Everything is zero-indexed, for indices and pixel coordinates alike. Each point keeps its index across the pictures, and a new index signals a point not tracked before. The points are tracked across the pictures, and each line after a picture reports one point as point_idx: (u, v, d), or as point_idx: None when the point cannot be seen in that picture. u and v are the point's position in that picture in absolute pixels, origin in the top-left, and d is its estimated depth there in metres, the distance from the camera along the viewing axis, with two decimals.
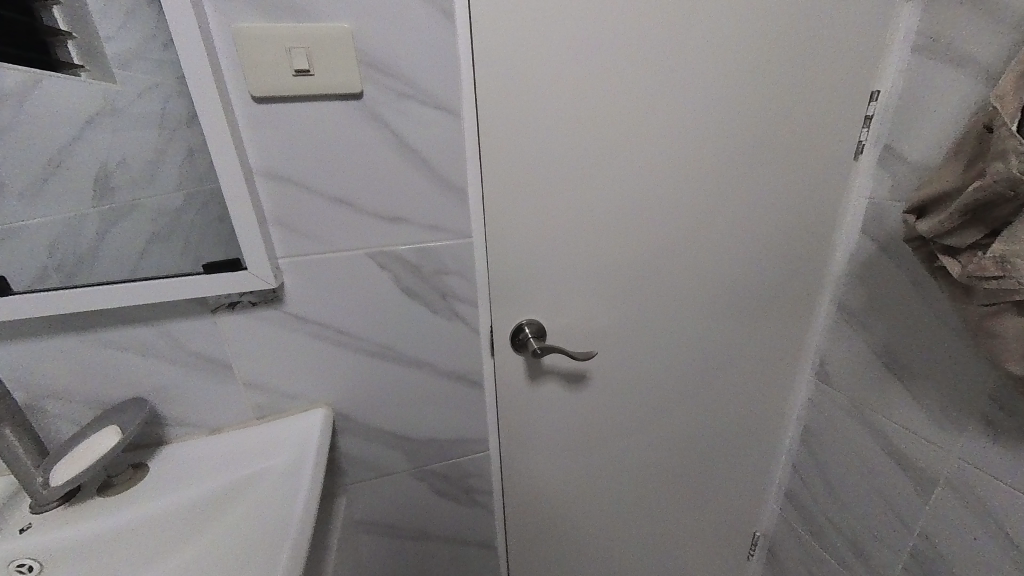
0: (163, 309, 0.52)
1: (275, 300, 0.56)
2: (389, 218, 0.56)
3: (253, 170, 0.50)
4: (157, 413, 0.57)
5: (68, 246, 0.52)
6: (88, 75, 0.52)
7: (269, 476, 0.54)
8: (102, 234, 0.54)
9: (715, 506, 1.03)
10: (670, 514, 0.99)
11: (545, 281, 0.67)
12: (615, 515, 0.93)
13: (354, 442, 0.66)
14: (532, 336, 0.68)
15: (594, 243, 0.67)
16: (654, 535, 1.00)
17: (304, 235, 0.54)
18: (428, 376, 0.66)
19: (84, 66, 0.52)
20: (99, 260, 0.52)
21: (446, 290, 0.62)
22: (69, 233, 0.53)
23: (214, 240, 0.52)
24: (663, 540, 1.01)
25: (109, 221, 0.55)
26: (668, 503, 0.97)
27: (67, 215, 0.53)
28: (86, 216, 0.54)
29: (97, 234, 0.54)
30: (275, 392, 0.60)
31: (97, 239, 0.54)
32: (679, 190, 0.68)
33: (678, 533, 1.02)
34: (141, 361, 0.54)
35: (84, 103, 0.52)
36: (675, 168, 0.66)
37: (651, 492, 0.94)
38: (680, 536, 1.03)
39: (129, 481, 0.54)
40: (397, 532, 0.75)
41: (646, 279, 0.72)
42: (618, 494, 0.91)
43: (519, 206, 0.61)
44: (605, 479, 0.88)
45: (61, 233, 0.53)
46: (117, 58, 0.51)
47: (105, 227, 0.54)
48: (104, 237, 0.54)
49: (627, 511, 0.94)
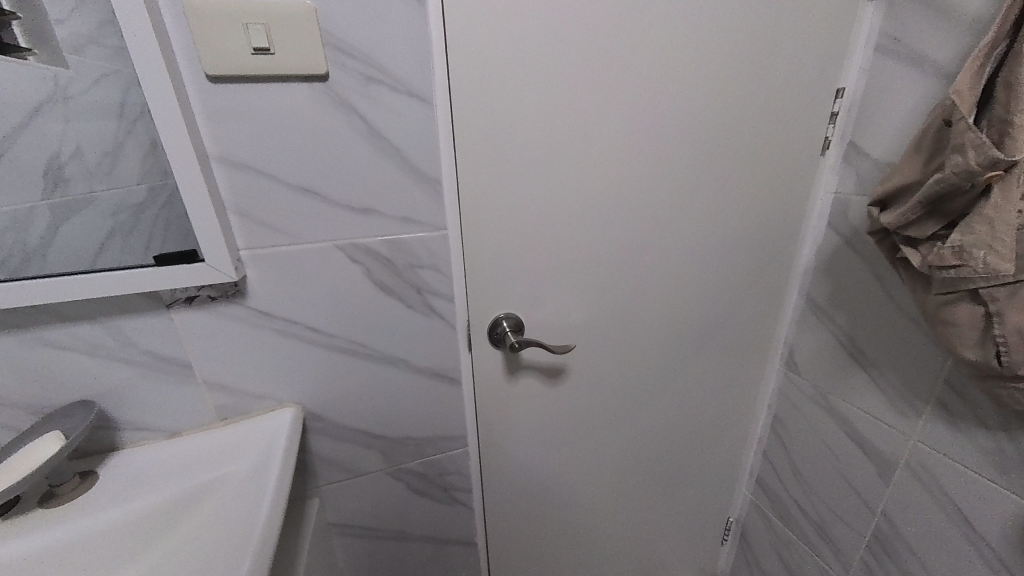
0: (112, 305, 0.49)
1: (237, 295, 0.52)
2: (360, 209, 0.54)
3: (210, 156, 0.47)
4: (107, 417, 0.53)
5: (14, 243, 0.48)
6: (37, 59, 0.47)
7: (232, 481, 0.51)
8: (55, 229, 0.50)
9: (689, 494, 1.05)
10: (645, 504, 1.00)
11: (521, 274, 0.66)
12: (592, 507, 0.93)
13: (325, 442, 0.64)
14: (509, 330, 0.67)
15: (569, 235, 0.67)
16: (631, 528, 1.01)
17: (267, 226, 0.51)
18: (403, 373, 0.64)
19: (32, 49, 0.47)
20: (49, 256, 0.48)
21: (421, 284, 0.60)
22: (16, 229, 0.49)
23: (169, 231, 0.49)
24: (639, 531, 1.03)
25: (61, 216, 0.50)
26: (646, 495, 0.99)
27: (12, 209, 0.49)
28: (34, 209, 0.50)
29: (47, 230, 0.50)
30: (239, 392, 0.57)
31: (48, 236, 0.50)
32: (653, 188, 0.69)
33: (654, 523, 1.04)
34: (89, 362, 0.50)
35: (31, 91, 0.47)
36: (649, 165, 0.67)
37: (627, 482, 0.95)
38: (656, 526, 1.05)
39: (74, 491, 0.49)
40: (374, 533, 0.73)
41: (620, 273, 0.73)
42: (595, 486, 0.91)
43: (494, 198, 0.60)
44: (583, 475, 0.89)
45: (6, 226, 0.49)
46: (67, 41, 0.46)
47: (57, 222, 0.50)
48: (56, 234, 0.50)
49: (604, 502, 0.94)
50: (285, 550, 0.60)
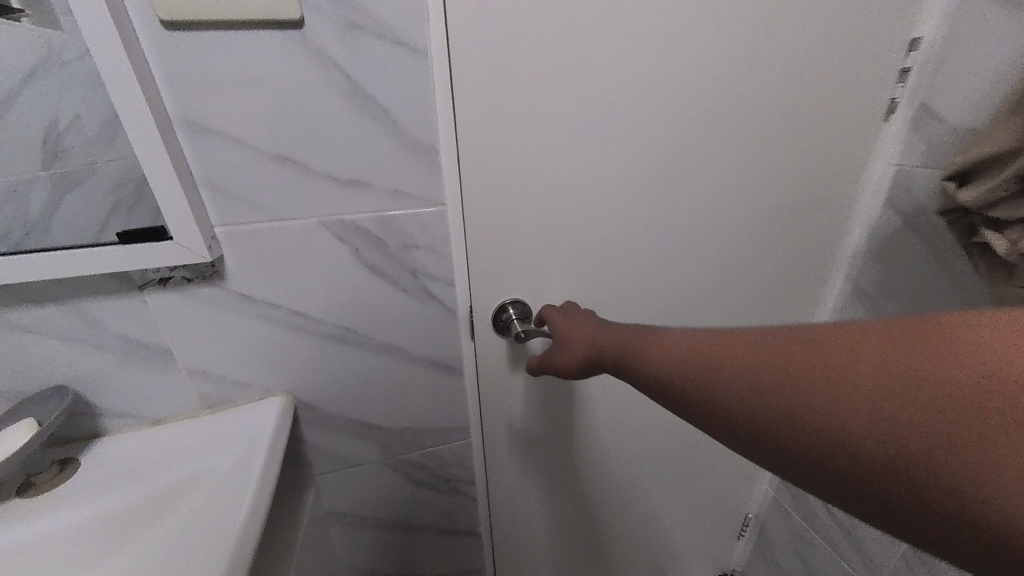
0: (81, 286, 0.45)
1: (214, 277, 0.48)
2: (345, 182, 0.48)
3: (172, 119, 0.41)
4: (85, 403, 0.50)
5: (14, 217, 0.45)
6: (27, 19, 0.40)
7: (213, 476, 0.48)
8: (51, 204, 0.45)
9: (707, 489, 1.00)
10: (660, 497, 0.95)
11: (530, 255, 0.60)
12: (603, 501, 0.89)
13: (319, 432, 0.60)
14: (516, 318, 0.61)
15: (585, 212, 0.60)
16: (643, 522, 0.97)
17: (241, 199, 0.45)
18: (399, 362, 0.59)
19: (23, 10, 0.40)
20: (52, 233, 0.44)
21: (416, 266, 0.54)
22: (15, 204, 0.45)
23: (133, 206, 0.44)
24: (652, 525, 0.98)
25: (61, 187, 0.45)
26: (658, 488, 0.94)
27: (11, 181, 0.45)
28: (34, 180, 0.45)
29: (46, 204, 0.45)
30: (223, 379, 0.53)
31: (47, 210, 0.45)
32: (681, 159, 0.60)
33: (669, 516, 0.99)
34: (61, 347, 0.47)
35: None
36: (677, 131, 0.58)
37: (641, 475, 0.90)
38: (670, 519, 1.00)
39: (53, 480, 0.47)
40: (374, 522, 0.71)
41: (641, 255, 0.65)
42: (606, 478, 0.87)
43: (499, 169, 0.53)
44: (591, 467, 0.84)
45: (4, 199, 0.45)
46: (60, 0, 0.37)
47: (55, 195, 0.45)
48: (55, 208, 0.45)
49: (616, 496, 0.90)
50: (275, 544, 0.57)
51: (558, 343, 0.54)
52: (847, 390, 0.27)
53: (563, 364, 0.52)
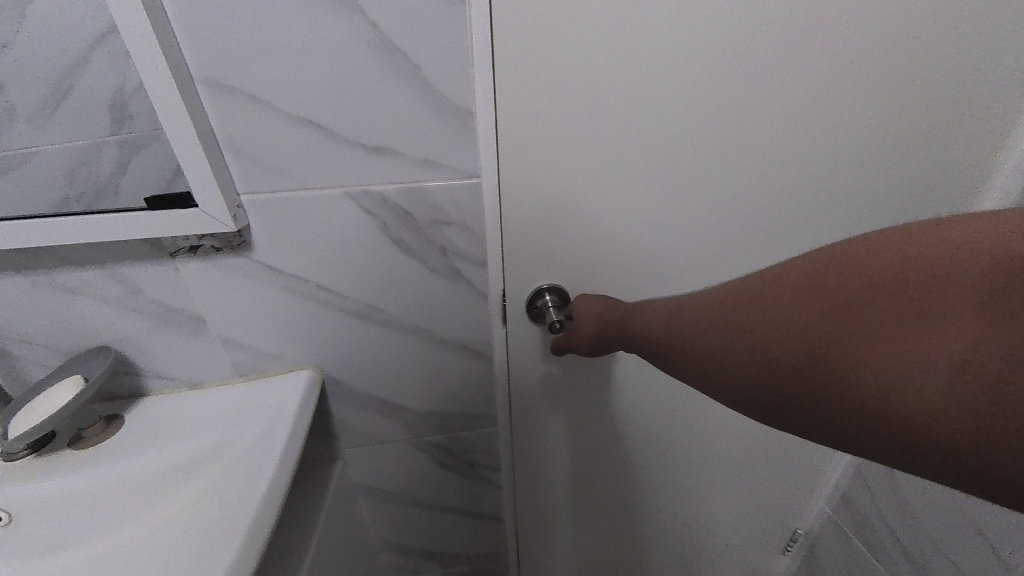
0: (117, 250, 0.45)
1: (241, 247, 0.46)
2: (372, 148, 0.44)
3: (194, 77, 0.39)
4: (128, 363, 0.52)
5: (88, 179, 0.46)
6: None
7: (239, 445, 0.48)
8: (121, 164, 0.45)
9: (767, 508, 0.88)
10: (711, 513, 0.84)
11: (573, 237, 0.53)
12: (643, 508, 0.80)
13: (346, 407, 0.60)
14: (552, 305, 0.55)
15: (641, 188, 0.51)
16: (684, 542, 0.87)
17: (264, 165, 0.43)
18: (426, 344, 0.56)
19: None
20: (114, 194, 0.44)
21: (446, 244, 0.50)
22: (91, 166, 0.46)
23: (159, 169, 0.43)
24: (697, 539, 0.88)
25: (127, 151, 0.45)
26: (705, 511, 0.84)
27: (90, 144, 0.46)
28: (106, 145, 0.46)
29: (117, 165, 0.45)
30: (253, 350, 0.53)
31: (116, 171, 0.45)
32: (763, 128, 0.50)
33: (718, 533, 0.88)
34: (103, 308, 0.48)
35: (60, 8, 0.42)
36: (761, 94, 0.48)
37: (692, 487, 0.80)
38: (719, 537, 0.89)
39: (100, 434, 0.49)
40: (399, 499, 0.71)
41: (707, 242, 0.56)
42: (650, 485, 0.78)
43: (542, 136, 0.47)
44: (628, 478, 0.76)
45: (82, 160, 0.46)
46: None
47: (122, 159, 0.46)
48: (122, 170, 0.45)
49: (658, 505, 0.80)
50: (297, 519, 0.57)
51: (580, 321, 0.52)
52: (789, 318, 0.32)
53: (584, 344, 0.51)
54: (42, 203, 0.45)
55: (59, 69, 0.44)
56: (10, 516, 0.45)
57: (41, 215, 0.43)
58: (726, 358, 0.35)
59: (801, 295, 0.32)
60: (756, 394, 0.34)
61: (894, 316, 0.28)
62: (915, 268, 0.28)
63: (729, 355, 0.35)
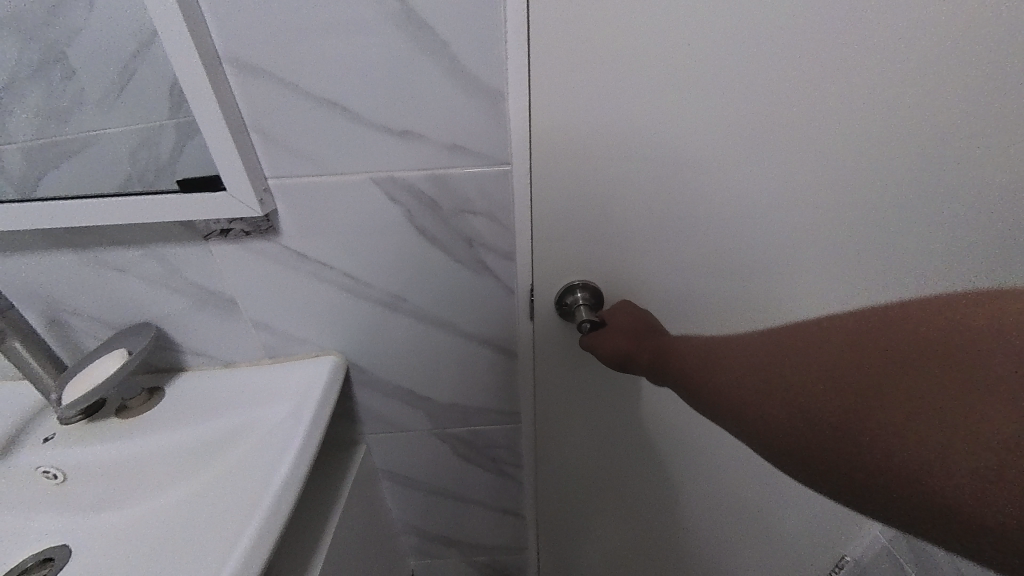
0: (155, 231, 0.46)
1: (269, 231, 0.46)
2: (396, 132, 0.42)
3: (221, 57, 0.38)
4: (169, 339, 0.54)
5: (148, 161, 0.46)
6: None
7: (265, 425, 0.49)
8: (176, 150, 0.44)
9: (813, 533, 0.80)
10: (749, 534, 0.78)
11: (610, 230, 0.49)
12: (672, 520, 0.76)
13: (370, 394, 0.60)
14: (583, 303, 0.51)
15: (691, 178, 0.46)
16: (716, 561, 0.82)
17: (290, 148, 0.42)
18: (449, 336, 0.55)
19: None
20: (165, 178, 0.44)
21: (471, 234, 0.47)
22: (150, 148, 0.46)
23: (190, 153, 0.43)
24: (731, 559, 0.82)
25: (184, 135, 0.43)
26: (740, 529, 0.77)
27: (150, 126, 0.46)
28: (165, 128, 0.45)
29: (174, 150, 0.44)
30: (282, 333, 0.54)
31: (173, 155, 0.44)
32: (844, 113, 0.42)
33: (755, 555, 0.82)
34: (145, 286, 0.50)
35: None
36: (845, 72, 0.41)
37: (728, 504, 0.74)
38: (756, 559, 0.83)
39: (143, 405, 0.52)
40: (420, 486, 0.71)
41: (764, 241, 0.49)
42: (681, 498, 0.73)
43: (580, 118, 0.42)
44: (654, 487, 0.72)
45: (142, 142, 0.46)
46: None
47: (178, 143, 0.44)
48: (178, 155, 0.44)
49: (689, 519, 0.76)
50: (319, 502, 0.59)
51: (612, 328, 0.49)
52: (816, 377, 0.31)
53: (607, 350, 0.48)
54: (109, 182, 0.46)
55: (110, 48, 0.44)
56: (64, 475, 0.49)
57: (93, 195, 0.44)
58: (741, 401, 0.35)
59: (822, 348, 0.32)
60: (770, 441, 0.33)
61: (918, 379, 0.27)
62: (939, 334, 0.27)
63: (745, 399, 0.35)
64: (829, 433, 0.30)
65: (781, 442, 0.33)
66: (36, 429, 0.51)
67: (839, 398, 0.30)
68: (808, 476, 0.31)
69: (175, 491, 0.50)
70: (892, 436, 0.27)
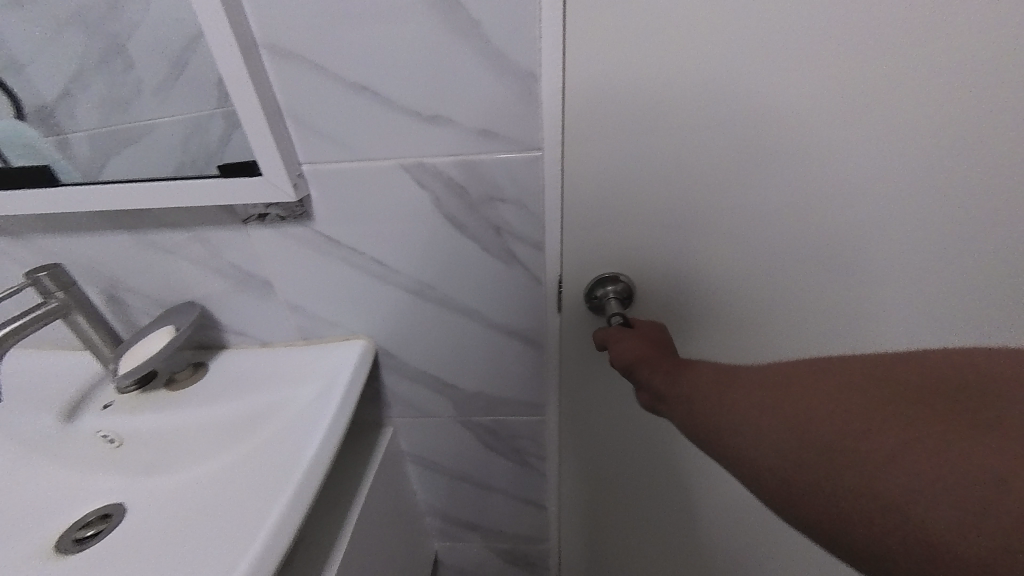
0: (200, 215, 0.48)
1: (304, 217, 0.47)
2: (427, 117, 0.41)
3: (258, 44, 0.39)
4: (212, 318, 0.57)
5: (198, 146, 0.47)
6: None
7: (296, 404, 0.51)
8: (224, 135, 0.45)
9: None
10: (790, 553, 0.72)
11: (646, 221, 0.46)
12: (701, 529, 0.72)
13: (398, 379, 0.61)
14: (614, 298, 0.49)
15: (739, 166, 0.42)
16: None
17: (324, 135, 0.42)
18: (475, 326, 0.55)
19: None
20: (212, 164, 0.46)
21: (500, 223, 0.46)
22: (200, 134, 0.47)
23: (231, 139, 0.44)
24: None
25: (230, 121, 0.44)
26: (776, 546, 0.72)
27: (200, 113, 0.47)
28: (213, 115, 0.46)
29: (221, 135, 0.45)
30: (315, 316, 0.55)
31: (221, 141, 0.46)
32: (912, 92, 0.39)
33: None
34: (191, 268, 0.52)
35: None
36: (916, 46, 0.37)
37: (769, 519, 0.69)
38: None
39: (188, 379, 0.56)
40: (444, 471, 0.72)
41: (817, 234, 0.45)
42: (713, 506, 0.70)
43: (618, 101, 0.40)
44: (680, 489, 0.69)
45: (192, 128, 0.48)
46: None
47: (225, 130, 0.45)
48: (227, 140, 0.45)
49: (721, 529, 0.72)
50: (346, 481, 0.61)
51: (627, 332, 0.45)
52: (819, 401, 0.30)
53: (615, 354, 0.44)
54: (161, 167, 0.48)
55: (165, 39, 0.46)
56: (119, 440, 0.53)
57: (145, 179, 0.46)
58: (727, 416, 0.33)
59: (818, 372, 0.32)
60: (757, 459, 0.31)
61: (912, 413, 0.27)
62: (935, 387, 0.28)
63: (734, 411, 0.33)
64: (819, 457, 0.28)
65: (766, 463, 0.30)
66: (97, 395, 0.56)
67: (835, 424, 0.28)
68: (783, 505, 0.29)
69: (213, 462, 0.53)
70: (886, 465, 0.26)
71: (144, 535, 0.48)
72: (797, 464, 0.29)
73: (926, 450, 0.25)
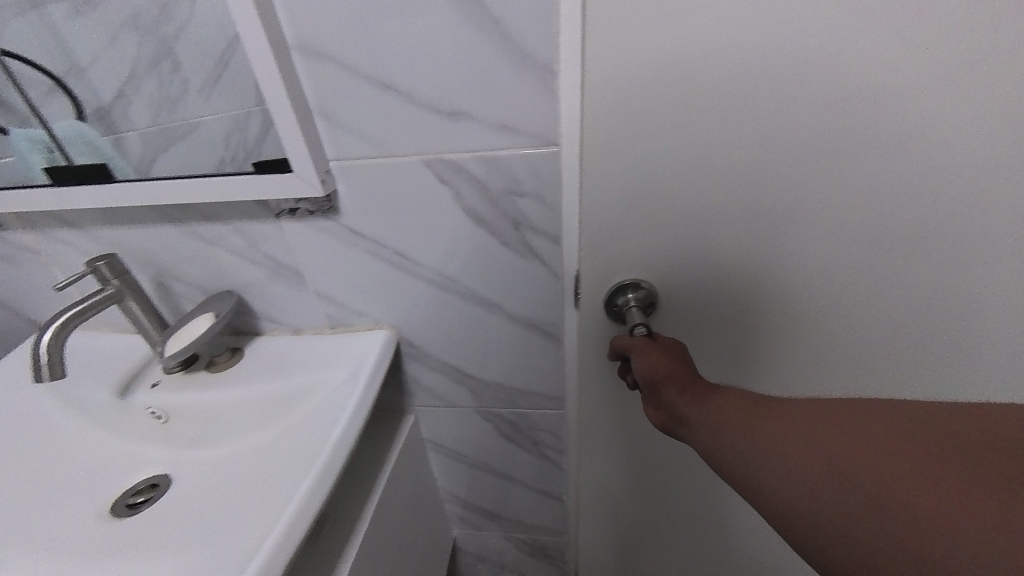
0: (237, 208, 0.52)
1: (331, 211, 0.50)
2: (448, 113, 0.42)
3: (290, 45, 0.40)
4: (247, 306, 0.61)
5: (237, 143, 0.50)
6: None
7: (323, 389, 0.54)
8: (259, 133, 0.48)
9: None
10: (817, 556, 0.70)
11: (668, 214, 0.46)
12: (724, 530, 0.71)
13: (419, 368, 0.63)
14: (636, 305, 0.50)
15: (765, 154, 0.41)
16: None
17: (349, 132, 0.44)
18: (494, 318, 0.56)
19: None
20: (248, 160, 0.48)
21: (518, 217, 0.47)
22: (238, 132, 0.50)
23: (265, 137, 0.47)
24: None
25: (265, 119, 0.46)
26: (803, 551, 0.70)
27: (238, 111, 0.50)
28: (250, 113, 0.48)
29: (257, 133, 0.48)
30: (341, 305, 0.58)
31: (257, 138, 0.48)
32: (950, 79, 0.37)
33: None
34: (230, 258, 0.56)
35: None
36: (952, 33, 0.35)
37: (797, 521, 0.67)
38: None
39: (226, 362, 0.60)
40: (464, 459, 0.74)
41: (845, 226, 0.44)
42: (736, 507, 0.68)
43: (638, 94, 0.40)
44: (705, 493, 0.68)
45: (232, 127, 0.51)
46: None
47: (260, 127, 0.48)
48: (262, 137, 0.48)
49: (745, 532, 0.70)
50: (371, 462, 0.64)
51: (654, 344, 0.47)
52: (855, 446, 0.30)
53: (641, 365, 0.46)
54: (203, 163, 0.51)
55: (208, 42, 0.49)
56: (166, 415, 0.58)
57: (190, 175, 0.50)
58: (760, 449, 0.34)
59: (857, 414, 0.31)
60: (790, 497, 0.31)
61: (930, 450, 0.27)
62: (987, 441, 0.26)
63: (763, 445, 0.34)
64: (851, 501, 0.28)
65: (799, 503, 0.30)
66: (147, 374, 0.61)
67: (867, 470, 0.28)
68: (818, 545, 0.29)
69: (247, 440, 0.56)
70: (900, 501, 0.27)
71: (187, 502, 0.52)
72: (828, 504, 0.29)
73: (942, 489, 0.26)
